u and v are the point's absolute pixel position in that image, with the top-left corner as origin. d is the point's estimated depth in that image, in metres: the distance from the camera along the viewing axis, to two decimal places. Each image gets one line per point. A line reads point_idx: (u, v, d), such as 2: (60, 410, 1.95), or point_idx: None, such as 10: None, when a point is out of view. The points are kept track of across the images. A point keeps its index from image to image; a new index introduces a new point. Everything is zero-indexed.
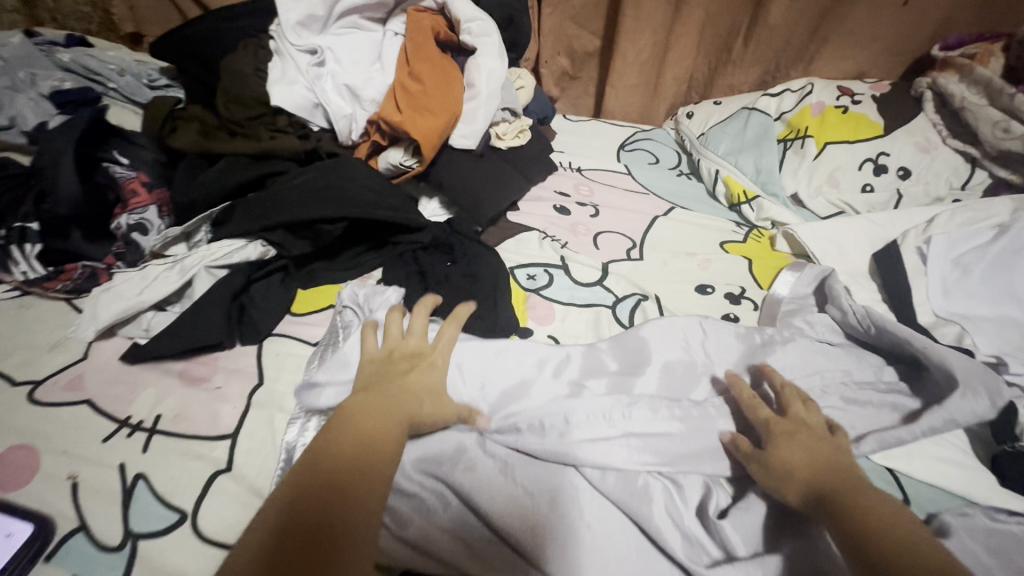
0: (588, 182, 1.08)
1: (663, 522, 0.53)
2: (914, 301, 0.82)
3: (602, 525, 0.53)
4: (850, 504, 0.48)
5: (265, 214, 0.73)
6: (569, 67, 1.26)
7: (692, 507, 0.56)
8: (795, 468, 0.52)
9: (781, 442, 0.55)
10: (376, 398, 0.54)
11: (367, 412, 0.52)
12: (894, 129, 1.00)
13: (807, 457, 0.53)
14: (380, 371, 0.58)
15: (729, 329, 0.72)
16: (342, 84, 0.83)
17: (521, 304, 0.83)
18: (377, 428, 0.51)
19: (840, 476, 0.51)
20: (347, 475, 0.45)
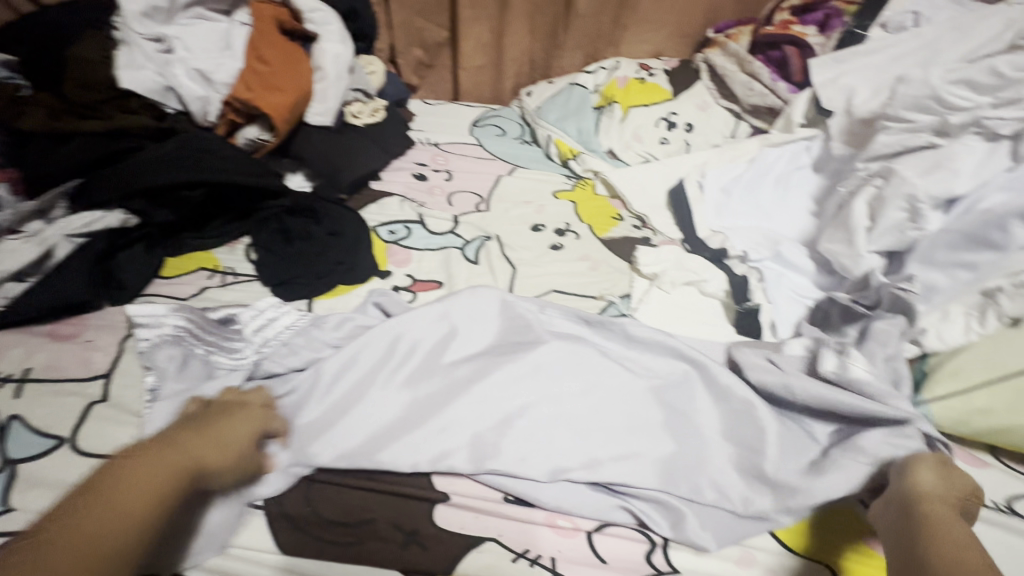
0: (444, 153, 1.24)
1: (459, 442, 0.62)
2: (693, 220, 1.06)
3: (412, 453, 0.61)
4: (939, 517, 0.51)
5: (124, 182, 0.80)
6: (424, 57, 1.41)
7: (495, 400, 0.65)
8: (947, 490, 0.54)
9: (944, 468, 0.56)
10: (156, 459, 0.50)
11: (140, 472, 0.48)
12: (680, 95, 1.25)
13: (956, 491, 0.54)
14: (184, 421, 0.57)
15: (568, 319, 0.79)
16: (193, 68, 0.91)
17: (382, 253, 0.96)
18: (152, 489, 0.47)
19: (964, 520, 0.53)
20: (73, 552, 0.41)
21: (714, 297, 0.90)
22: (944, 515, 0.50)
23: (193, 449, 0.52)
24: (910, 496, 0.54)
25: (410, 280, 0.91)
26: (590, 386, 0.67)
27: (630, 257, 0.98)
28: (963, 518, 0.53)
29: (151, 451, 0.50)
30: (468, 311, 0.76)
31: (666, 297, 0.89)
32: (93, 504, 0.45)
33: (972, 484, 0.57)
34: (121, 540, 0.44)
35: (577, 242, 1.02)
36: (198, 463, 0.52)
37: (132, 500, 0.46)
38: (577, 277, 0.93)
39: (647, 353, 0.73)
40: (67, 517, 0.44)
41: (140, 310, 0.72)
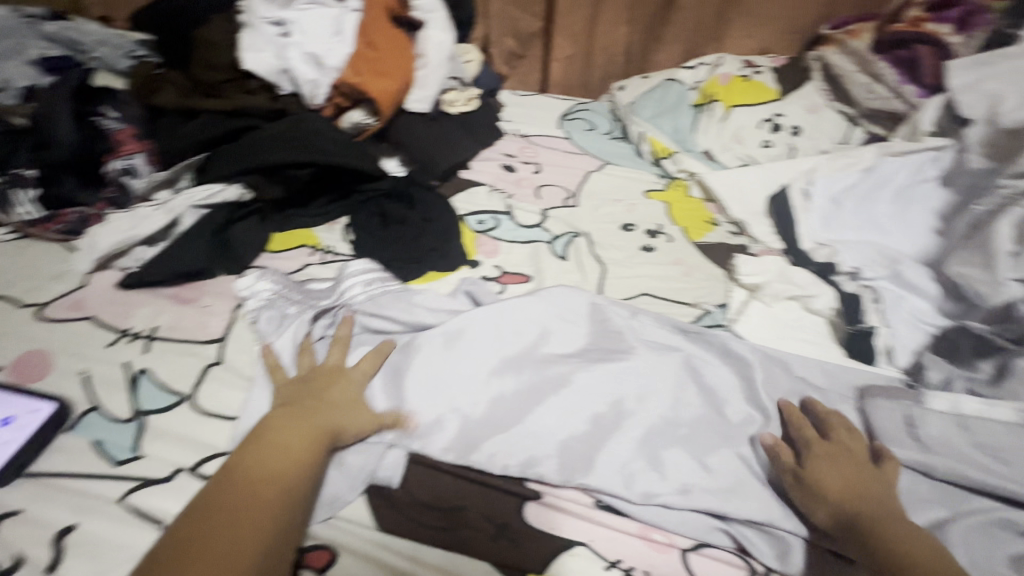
0: (532, 145, 1.22)
1: (547, 449, 0.62)
2: (796, 230, 1.00)
3: (499, 454, 0.62)
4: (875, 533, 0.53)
5: (243, 159, 0.84)
6: (516, 47, 1.40)
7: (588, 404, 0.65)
8: (834, 486, 0.57)
9: (821, 462, 0.59)
10: (299, 418, 0.58)
11: (289, 428, 0.56)
12: (788, 94, 1.17)
13: (842, 478, 0.58)
14: (299, 385, 0.63)
15: (665, 327, 0.77)
16: (307, 52, 0.94)
17: (471, 242, 0.96)
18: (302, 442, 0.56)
19: (871, 504, 0.56)
20: (246, 489, 0.50)
21: (820, 315, 0.84)
22: (892, 523, 0.54)
23: (323, 410, 0.60)
24: (854, 509, 0.55)
25: (498, 272, 0.91)
26: (683, 401, 0.67)
27: (725, 264, 0.93)
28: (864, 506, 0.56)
29: (288, 414, 0.58)
30: (559, 310, 0.76)
31: (766, 311, 0.84)
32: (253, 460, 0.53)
33: (855, 448, 0.62)
34: (281, 481, 0.52)
35: (669, 244, 0.98)
36: (329, 422, 0.59)
37: (285, 454, 0.54)
38: (668, 281, 0.90)
39: (751, 375, 0.71)
40: (238, 470, 0.52)
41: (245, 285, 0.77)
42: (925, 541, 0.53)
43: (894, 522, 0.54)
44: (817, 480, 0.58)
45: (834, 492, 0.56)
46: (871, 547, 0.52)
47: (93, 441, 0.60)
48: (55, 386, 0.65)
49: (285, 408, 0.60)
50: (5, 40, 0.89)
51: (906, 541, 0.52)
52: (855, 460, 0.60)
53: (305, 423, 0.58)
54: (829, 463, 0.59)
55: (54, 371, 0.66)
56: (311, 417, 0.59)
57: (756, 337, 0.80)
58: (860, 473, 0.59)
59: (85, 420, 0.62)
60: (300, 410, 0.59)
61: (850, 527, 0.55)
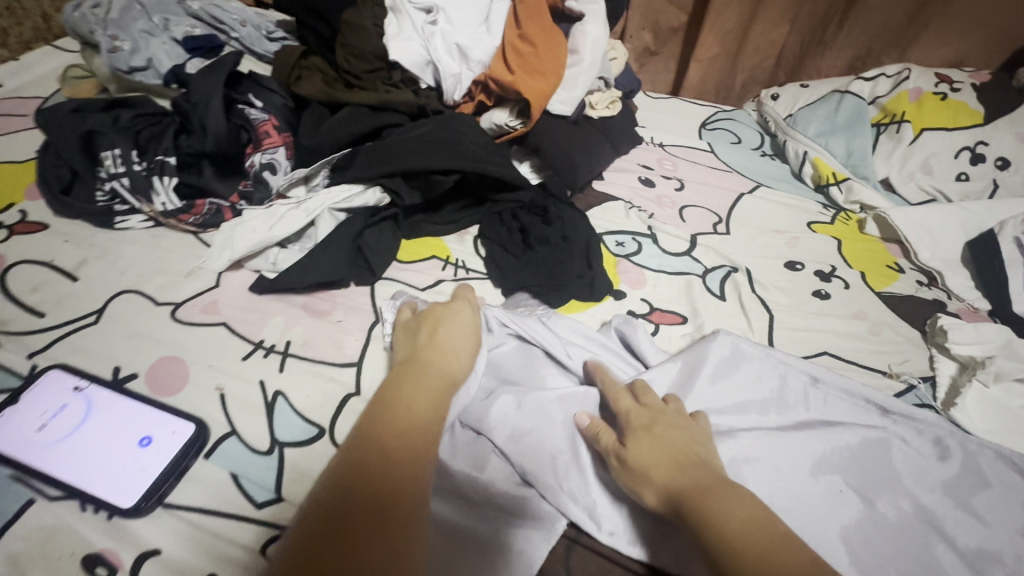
0: (671, 157, 1.09)
1: None
2: (1009, 289, 0.82)
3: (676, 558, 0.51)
4: (699, 508, 0.44)
5: (388, 161, 0.77)
6: (652, 43, 1.27)
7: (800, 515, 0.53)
8: (654, 466, 0.49)
9: (640, 438, 0.51)
10: (416, 382, 0.53)
11: (411, 388, 0.52)
12: (995, 118, 0.98)
13: (663, 455, 0.49)
14: (411, 355, 0.58)
15: (868, 408, 0.63)
16: (453, 43, 0.86)
17: (612, 268, 0.86)
18: (429, 396, 0.52)
19: (694, 476, 0.47)
20: (383, 466, 0.45)
21: None
22: (709, 491, 0.45)
23: (438, 368, 0.55)
24: (678, 488, 0.46)
25: (647, 307, 0.80)
26: (895, 501, 0.56)
27: (924, 325, 0.78)
28: (687, 483, 0.47)
29: (407, 376, 0.54)
30: (726, 367, 0.64)
31: (987, 393, 0.68)
32: (379, 426, 0.48)
33: (668, 410, 0.55)
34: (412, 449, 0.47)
35: (847, 292, 0.83)
36: (448, 384, 0.55)
37: (414, 420, 0.49)
38: (853, 340, 0.76)
39: (986, 487, 0.58)
40: (364, 437, 0.47)
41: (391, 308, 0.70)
42: (753, 514, 0.43)
43: (723, 489, 0.45)
44: (634, 459, 0.50)
45: (657, 467, 0.48)
46: (692, 525, 0.43)
47: (231, 474, 0.55)
48: (190, 402, 0.60)
49: (398, 373, 0.55)
50: (152, 15, 0.85)
51: (715, 516, 0.43)
52: (681, 433, 0.52)
53: (427, 388, 0.53)
54: (645, 442, 0.51)
55: (190, 384, 0.61)
56: (430, 378, 0.54)
57: (979, 427, 0.65)
58: (683, 440, 0.51)
59: (222, 447, 0.57)
60: (419, 373, 0.54)
61: (678, 505, 0.46)
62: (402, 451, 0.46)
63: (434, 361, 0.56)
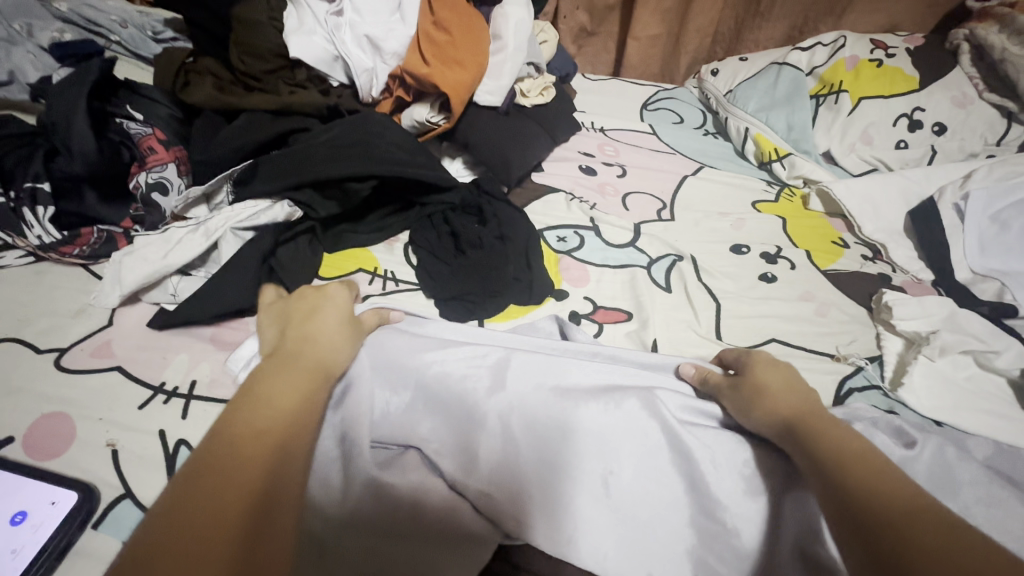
0: (612, 142, 1.05)
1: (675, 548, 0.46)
2: (951, 258, 0.81)
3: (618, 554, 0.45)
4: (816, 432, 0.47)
5: (294, 170, 0.70)
6: (587, 23, 1.21)
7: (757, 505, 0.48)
8: (773, 389, 0.53)
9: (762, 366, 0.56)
10: (286, 365, 0.47)
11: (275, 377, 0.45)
12: (930, 83, 0.97)
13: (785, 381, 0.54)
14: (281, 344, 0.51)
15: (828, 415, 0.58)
16: (362, 35, 0.79)
17: (554, 266, 0.81)
18: (293, 396, 0.44)
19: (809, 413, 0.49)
20: (243, 453, 0.38)
21: (1002, 375, 0.67)
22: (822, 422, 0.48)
23: (314, 350, 0.49)
24: (784, 415, 0.50)
25: (591, 307, 0.76)
26: None
27: (869, 301, 0.77)
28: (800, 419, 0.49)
29: (280, 361, 0.47)
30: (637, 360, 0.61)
31: (934, 369, 0.67)
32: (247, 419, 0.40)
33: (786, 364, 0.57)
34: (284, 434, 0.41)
35: (793, 273, 0.81)
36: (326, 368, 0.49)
37: (276, 407, 0.42)
38: (801, 324, 0.74)
39: (952, 474, 0.53)
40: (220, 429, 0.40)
41: (254, 351, 0.60)
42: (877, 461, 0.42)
43: (844, 434, 0.46)
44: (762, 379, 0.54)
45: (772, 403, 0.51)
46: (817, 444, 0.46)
47: (124, 545, 0.48)
48: (76, 464, 0.53)
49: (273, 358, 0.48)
50: (13, 22, 0.77)
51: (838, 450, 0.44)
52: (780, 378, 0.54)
53: (304, 374, 0.46)
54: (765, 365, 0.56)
55: (77, 443, 0.54)
56: (304, 360, 0.48)
57: (928, 406, 0.64)
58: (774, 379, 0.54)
59: (114, 513, 0.50)
60: (291, 358, 0.48)
61: (790, 428, 0.49)
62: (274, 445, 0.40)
63: (301, 359, 0.48)
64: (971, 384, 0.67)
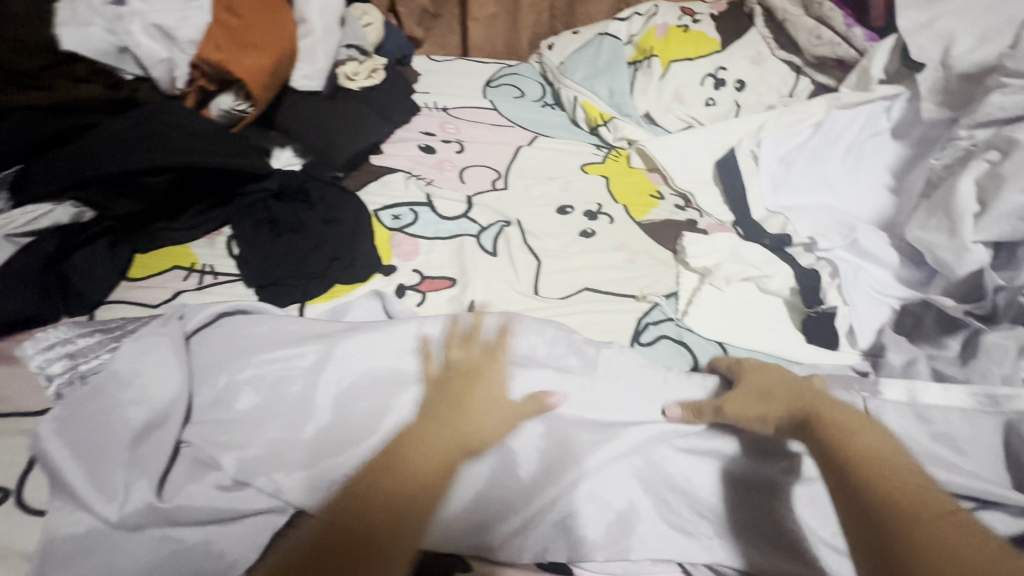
0: (454, 120, 1.07)
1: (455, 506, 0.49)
2: (749, 198, 0.90)
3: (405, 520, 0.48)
4: (829, 433, 0.49)
5: (75, 168, 0.68)
6: (429, 5, 1.21)
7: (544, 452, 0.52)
8: (768, 407, 0.53)
9: (749, 391, 0.55)
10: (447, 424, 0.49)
11: (412, 442, 0.47)
12: (730, 44, 1.06)
13: (784, 392, 0.54)
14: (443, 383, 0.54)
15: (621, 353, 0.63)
16: (151, 24, 0.76)
17: (384, 243, 0.82)
18: (430, 468, 0.46)
19: (830, 412, 0.51)
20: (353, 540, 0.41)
21: (775, 295, 0.77)
22: (846, 427, 0.49)
23: (475, 415, 0.50)
24: (797, 418, 0.51)
25: (418, 278, 0.78)
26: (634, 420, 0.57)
27: (674, 245, 0.84)
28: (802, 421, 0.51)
29: (431, 416, 0.50)
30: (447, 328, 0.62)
31: (719, 296, 0.75)
32: (374, 489, 0.44)
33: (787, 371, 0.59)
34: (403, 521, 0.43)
35: (611, 227, 0.87)
36: (465, 440, 0.48)
37: (411, 478, 0.45)
38: (612, 271, 0.80)
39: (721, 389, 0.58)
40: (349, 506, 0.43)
41: (36, 353, 0.59)
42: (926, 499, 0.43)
43: (894, 465, 0.46)
44: (741, 408, 0.54)
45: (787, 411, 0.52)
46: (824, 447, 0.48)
47: None
48: None
49: (434, 411, 0.51)
50: None
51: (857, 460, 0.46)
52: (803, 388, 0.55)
53: (448, 438, 0.48)
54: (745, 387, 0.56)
55: None
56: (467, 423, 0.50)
57: (710, 330, 0.71)
58: (819, 395, 0.53)
59: None
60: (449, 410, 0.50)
61: (807, 431, 0.50)
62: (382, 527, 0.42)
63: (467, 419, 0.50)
64: (751, 307, 0.75)
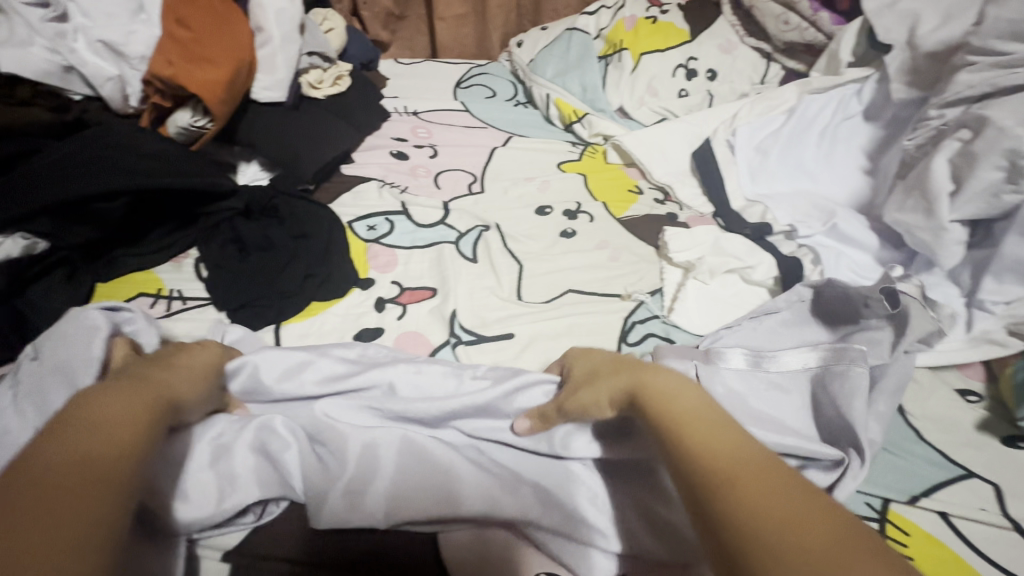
0: (425, 124, 1.05)
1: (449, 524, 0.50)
2: (728, 188, 0.90)
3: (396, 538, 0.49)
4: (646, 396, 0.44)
5: (23, 198, 0.64)
6: (394, 7, 1.18)
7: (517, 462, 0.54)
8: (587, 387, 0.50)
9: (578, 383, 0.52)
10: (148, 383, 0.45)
11: (121, 394, 0.41)
12: (699, 33, 1.06)
13: (609, 371, 0.50)
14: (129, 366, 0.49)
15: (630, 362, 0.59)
16: (97, 41, 0.73)
17: (361, 256, 0.79)
18: (136, 411, 0.40)
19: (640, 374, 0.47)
20: (83, 466, 0.34)
21: (761, 285, 0.76)
22: (651, 384, 0.45)
23: (160, 378, 0.46)
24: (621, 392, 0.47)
25: (397, 290, 0.75)
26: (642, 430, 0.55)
27: (656, 240, 0.83)
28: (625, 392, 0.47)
29: (120, 380, 0.44)
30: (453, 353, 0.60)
31: (705, 290, 0.74)
32: (86, 427, 0.37)
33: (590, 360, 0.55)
34: (127, 449, 0.37)
35: (591, 225, 0.86)
36: (166, 392, 0.45)
37: (127, 422, 0.39)
38: (594, 271, 0.78)
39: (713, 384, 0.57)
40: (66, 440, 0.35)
41: None
42: (729, 436, 0.38)
43: (698, 410, 0.41)
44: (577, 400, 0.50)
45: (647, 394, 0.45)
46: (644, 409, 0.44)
47: None
48: None
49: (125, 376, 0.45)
50: None
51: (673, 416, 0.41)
52: (610, 365, 0.52)
53: (140, 389, 0.43)
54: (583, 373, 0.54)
55: None
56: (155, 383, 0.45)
57: (697, 325, 0.71)
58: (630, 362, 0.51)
59: None
60: (136, 376, 0.45)
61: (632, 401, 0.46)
62: (109, 455, 0.35)
63: (154, 379, 0.46)
64: (737, 298, 0.74)
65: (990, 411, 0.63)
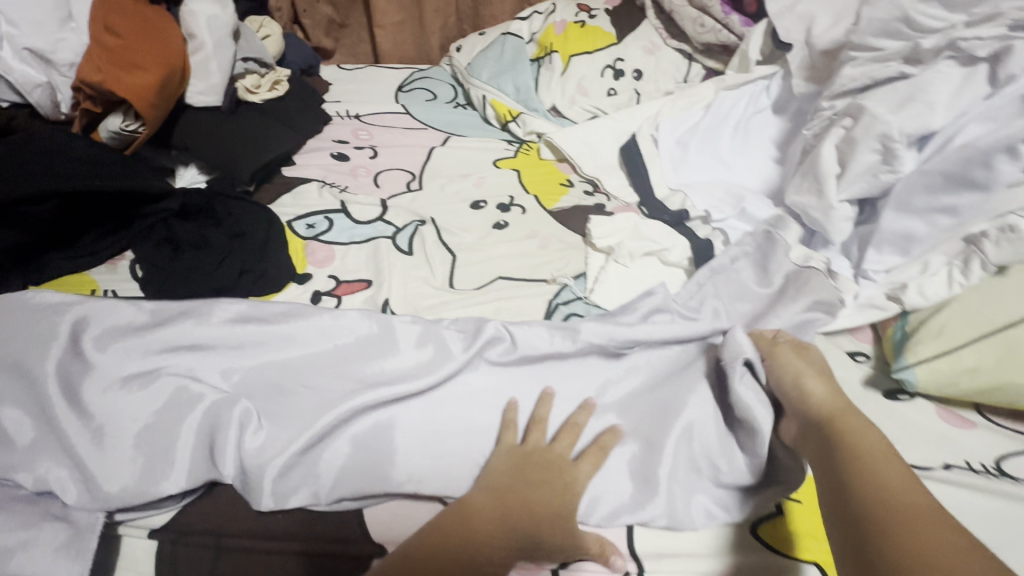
0: (366, 127, 1.08)
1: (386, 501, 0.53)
2: (650, 178, 0.96)
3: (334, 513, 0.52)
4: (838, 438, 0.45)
5: None
6: (334, 15, 1.22)
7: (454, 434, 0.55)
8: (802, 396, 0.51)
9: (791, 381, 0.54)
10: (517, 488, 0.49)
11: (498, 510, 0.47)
12: (624, 36, 1.12)
13: (820, 394, 0.51)
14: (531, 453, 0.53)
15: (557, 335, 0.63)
16: (24, 49, 0.75)
17: (299, 252, 0.82)
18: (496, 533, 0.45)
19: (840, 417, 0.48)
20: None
21: (677, 266, 0.81)
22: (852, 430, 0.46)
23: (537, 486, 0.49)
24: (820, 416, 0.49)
25: (334, 283, 0.78)
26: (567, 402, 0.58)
27: (583, 229, 0.88)
28: (818, 421, 0.48)
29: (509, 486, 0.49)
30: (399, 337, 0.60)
31: (625, 272, 0.80)
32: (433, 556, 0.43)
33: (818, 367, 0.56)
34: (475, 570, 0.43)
35: (523, 217, 0.90)
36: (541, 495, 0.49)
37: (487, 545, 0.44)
38: (523, 259, 0.83)
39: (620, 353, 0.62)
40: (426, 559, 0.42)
41: None
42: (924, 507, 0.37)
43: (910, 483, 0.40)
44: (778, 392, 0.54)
45: (814, 400, 0.51)
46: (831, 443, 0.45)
47: None
48: None
49: (495, 482, 0.50)
50: None
51: (864, 471, 0.41)
52: (829, 391, 0.52)
53: (529, 494, 0.48)
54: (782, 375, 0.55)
55: None
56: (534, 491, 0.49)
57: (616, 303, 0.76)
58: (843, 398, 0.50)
59: None
60: (524, 484, 0.49)
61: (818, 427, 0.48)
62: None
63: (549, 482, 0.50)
64: (654, 278, 0.80)
65: (876, 369, 0.69)
